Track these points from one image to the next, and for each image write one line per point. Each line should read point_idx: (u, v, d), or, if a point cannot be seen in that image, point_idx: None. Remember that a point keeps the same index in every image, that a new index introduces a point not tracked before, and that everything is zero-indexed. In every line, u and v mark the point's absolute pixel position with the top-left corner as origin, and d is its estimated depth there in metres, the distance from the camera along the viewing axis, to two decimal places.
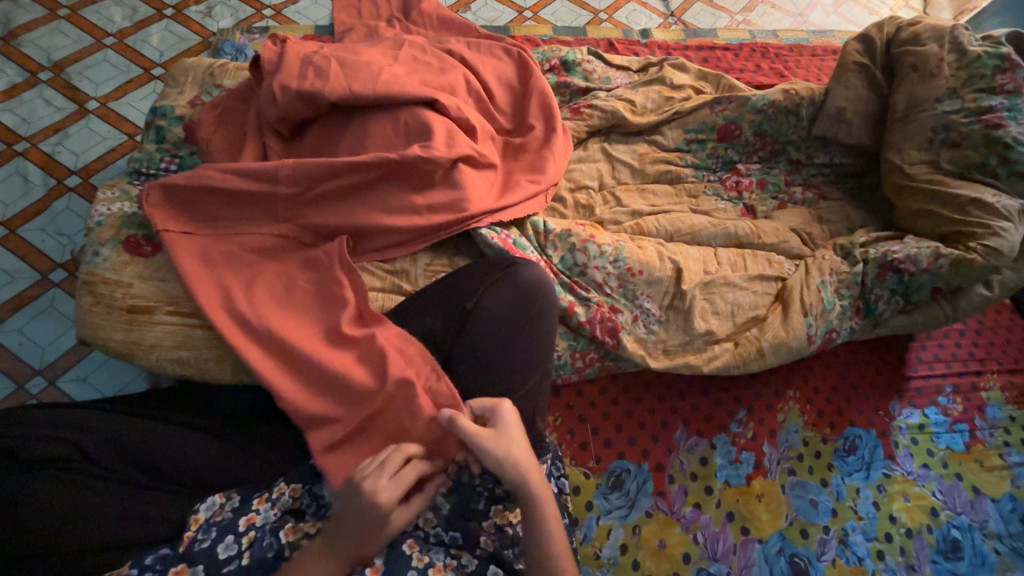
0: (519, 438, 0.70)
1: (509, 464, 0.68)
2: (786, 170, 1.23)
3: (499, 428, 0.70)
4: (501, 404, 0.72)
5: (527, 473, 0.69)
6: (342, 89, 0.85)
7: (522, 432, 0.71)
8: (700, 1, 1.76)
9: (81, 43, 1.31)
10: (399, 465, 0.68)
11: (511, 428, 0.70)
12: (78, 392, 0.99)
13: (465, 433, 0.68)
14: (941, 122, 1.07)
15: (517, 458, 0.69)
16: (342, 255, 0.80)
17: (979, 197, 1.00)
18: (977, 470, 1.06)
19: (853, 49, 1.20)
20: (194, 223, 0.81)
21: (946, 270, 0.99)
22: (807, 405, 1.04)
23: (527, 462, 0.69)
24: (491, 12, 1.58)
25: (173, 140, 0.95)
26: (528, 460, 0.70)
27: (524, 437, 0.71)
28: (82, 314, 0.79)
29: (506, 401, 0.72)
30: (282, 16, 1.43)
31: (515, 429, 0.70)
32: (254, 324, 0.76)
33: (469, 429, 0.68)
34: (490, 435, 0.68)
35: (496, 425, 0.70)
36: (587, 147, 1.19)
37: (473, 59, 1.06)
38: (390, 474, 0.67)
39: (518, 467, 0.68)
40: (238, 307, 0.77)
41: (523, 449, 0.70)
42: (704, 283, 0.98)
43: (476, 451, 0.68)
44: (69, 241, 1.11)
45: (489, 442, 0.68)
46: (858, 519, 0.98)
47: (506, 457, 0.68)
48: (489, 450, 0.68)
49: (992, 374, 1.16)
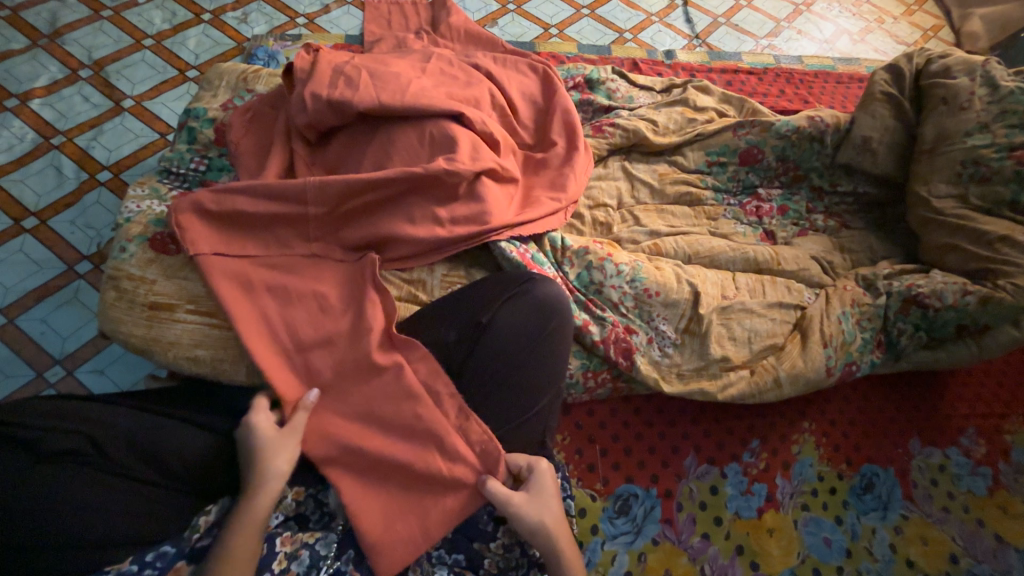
0: (552, 501, 0.69)
1: (542, 535, 0.67)
2: (808, 197, 1.22)
3: (532, 490, 0.69)
4: (536, 465, 0.72)
5: (561, 544, 0.68)
6: (371, 99, 0.86)
7: (557, 495, 0.71)
8: (726, 25, 1.77)
9: (122, 43, 1.35)
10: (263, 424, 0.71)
11: (545, 493, 0.69)
12: (94, 383, 1.00)
13: (499, 495, 0.68)
14: (971, 156, 1.06)
15: (551, 525, 0.68)
16: (371, 270, 0.82)
17: (1009, 234, 0.98)
18: (1002, 517, 1.02)
19: (880, 78, 1.19)
20: (228, 239, 0.82)
21: (974, 308, 0.96)
22: (823, 438, 1.02)
23: (559, 530, 0.68)
24: (518, 28, 1.60)
25: (204, 142, 0.97)
26: (560, 525, 0.69)
27: (558, 502, 0.70)
28: (105, 308, 0.80)
29: (541, 461, 0.72)
30: (315, 25, 1.47)
31: (549, 493, 0.70)
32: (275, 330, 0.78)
33: (504, 494, 0.68)
34: (526, 499, 0.68)
35: (528, 488, 0.70)
36: (607, 164, 1.19)
37: (499, 74, 1.07)
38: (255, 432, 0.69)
39: (550, 534, 0.67)
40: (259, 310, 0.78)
41: (556, 515, 0.69)
42: (721, 308, 0.97)
43: (509, 516, 0.67)
44: (97, 235, 1.13)
45: (522, 506, 0.68)
46: (873, 561, 0.94)
47: (541, 526, 0.67)
48: (521, 516, 0.67)
49: (1017, 417, 1.12)
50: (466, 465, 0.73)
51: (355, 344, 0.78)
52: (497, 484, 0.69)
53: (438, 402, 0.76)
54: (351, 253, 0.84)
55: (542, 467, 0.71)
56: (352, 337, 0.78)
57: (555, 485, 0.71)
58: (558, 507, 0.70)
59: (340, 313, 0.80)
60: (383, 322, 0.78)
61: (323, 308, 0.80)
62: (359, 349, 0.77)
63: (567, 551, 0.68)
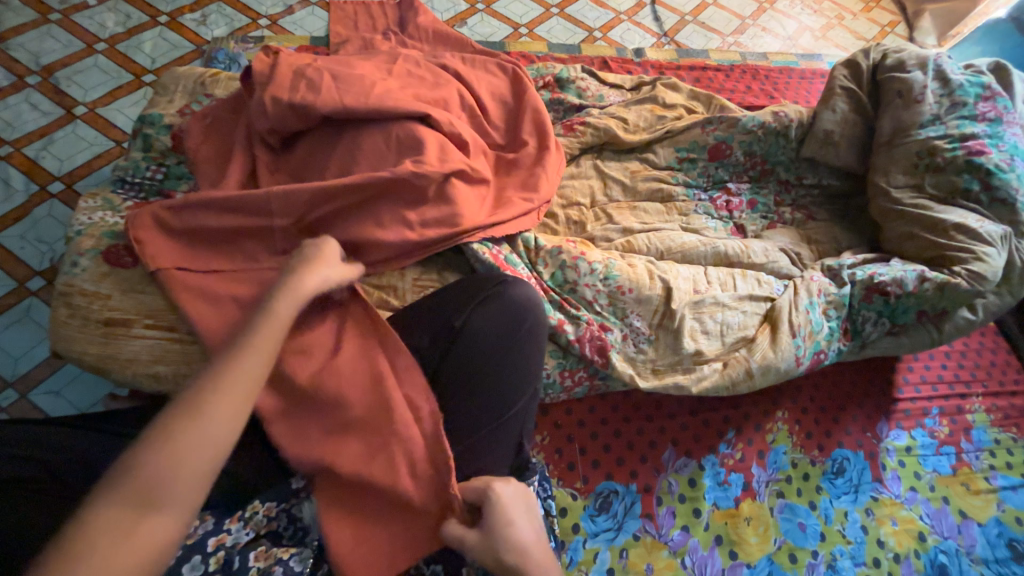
0: (511, 527, 0.67)
1: (502, 569, 0.65)
2: (775, 190, 1.25)
3: (485, 523, 0.67)
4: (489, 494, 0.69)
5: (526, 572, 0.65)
6: (335, 102, 0.84)
7: (515, 520, 0.67)
8: (693, 23, 1.79)
9: (72, 48, 1.30)
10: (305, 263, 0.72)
11: (497, 522, 0.66)
12: (51, 405, 0.96)
13: (459, 537, 0.67)
14: (926, 147, 1.09)
15: (512, 555, 0.65)
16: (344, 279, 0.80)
17: (962, 222, 1.02)
18: (964, 494, 1.06)
19: (840, 74, 1.23)
20: (190, 252, 0.79)
21: (932, 294, 1.00)
22: (795, 426, 1.04)
23: (521, 557, 0.65)
24: (487, 28, 1.60)
25: (160, 149, 0.93)
26: (526, 548, 0.66)
27: (514, 529, 0.67)
28: (57, 326, 0.76)
29: (489, 491, 0.69)
30: (278, 26, 1.43)
31: (505, 521, 0.67)
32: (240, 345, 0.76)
33: (458, 535, 0.67)
34: (478, 536, 0.66)
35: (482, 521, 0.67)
36: (579, 163, 1.19)
37: (467, 74, 1.06)
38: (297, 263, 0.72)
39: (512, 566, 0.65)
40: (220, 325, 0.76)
41: (515, 544, 0.66)
42: (694, 302, 0.97)
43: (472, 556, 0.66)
44: (49, 249, 1.08)
45: (480, 545, 0.66)
46: (846, 543, 0.97)
47: (499, 561, 0.65)
48: (481, 555, 0.65)
49: (977, 397, 1.17)
50: (441, 471, 0.72)
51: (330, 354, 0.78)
52: (455, 528, 0.68)
53: (417, 417, 0.74)
54: None
55: (495, 494, 0.69)
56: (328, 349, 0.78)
57: (509, 512, 0.68)
58: (519, 532, 0.67)
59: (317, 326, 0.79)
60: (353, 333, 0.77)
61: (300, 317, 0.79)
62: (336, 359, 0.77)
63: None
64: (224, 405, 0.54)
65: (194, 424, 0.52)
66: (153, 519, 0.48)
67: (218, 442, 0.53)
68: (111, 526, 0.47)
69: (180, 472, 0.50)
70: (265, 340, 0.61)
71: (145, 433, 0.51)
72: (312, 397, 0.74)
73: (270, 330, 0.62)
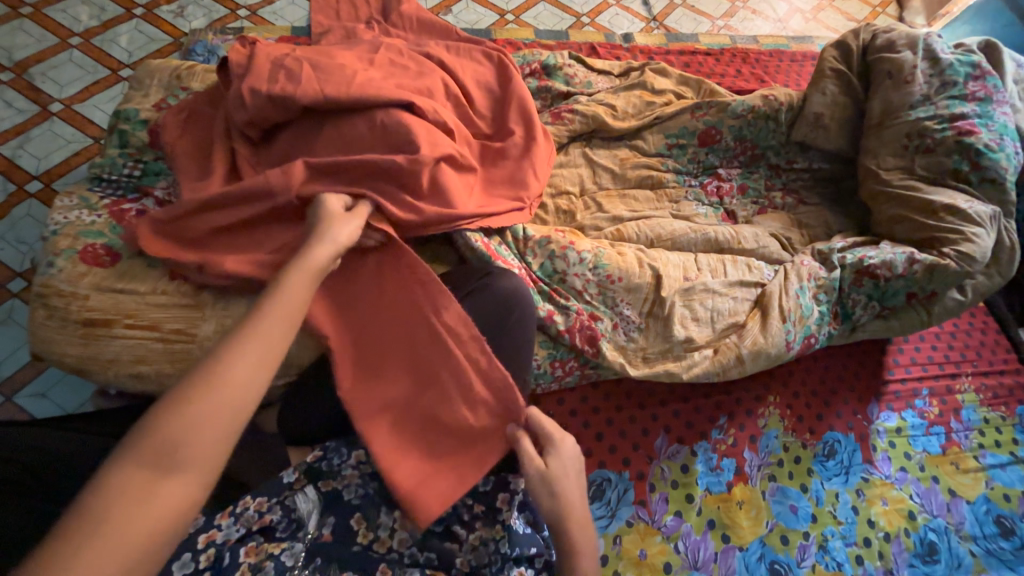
0: (568, 479, 0.68)
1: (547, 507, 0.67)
2: (766, 175, 1.24)
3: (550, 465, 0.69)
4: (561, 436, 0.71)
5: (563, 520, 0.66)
6: (315, 93, 0.82)
7: (574, 475, 0.69)
8: (682, 7, 1.77)
9: (45, 42, 1.26)
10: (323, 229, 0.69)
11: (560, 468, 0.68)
12: (36, 408, 0.94)
13: (523, 454, 0.70)
14: (916, 128, 1.09)
15: (564, 499, 0.67)
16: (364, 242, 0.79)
17: (951, 203, 1.02)
18: (953, 473, 1.07)
19: (830, 55, 1.21)
20: (181, 250, 0.79)
21: (921, 275, 1.00)
22: (786, 410, 1.05)
23: (564, 508, 0.67)
24: (473, 15, 1.57)
25: (137, 145, 0.91)
26: (570, 508, 0.67)
27: (571, 484, 0.69)
28: (36, 327, 0.75)
29: (563, 440, 0.70)
30: (258, 17, 1.40)
31: (564, 474, 0.68)
32: None
33: (527, 452, 0.70)
34: (539, 469, 0.68)
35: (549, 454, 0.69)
36: (568, 152, 1.18)
37: (451, 62, 1.04)
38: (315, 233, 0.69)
39: (561, 510, 0.67)
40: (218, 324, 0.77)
41: (568, 496, 0.67)
42: (684, 290, 0.97)
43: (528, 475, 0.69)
44: (29, 249, 1.06)
45: (540, 472, 0.68)
46: (837, 524, 0.98)
47: (548, 499, 0.67)
48: (540, 478, 0.68)
49: (967, 377, 1.18)
50: (434, 463, 0.73)
51: (365, 316, 0.79)
52: (525, 444, 0.70)
53: (446, 388, 0.75)
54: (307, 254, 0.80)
55: (566, 441, 0.71)
56: (363, 311, 0.79)
57: (570, 469, 0.69)
58: (570, 488, 0.68)
59: (350, 287, 0.80)
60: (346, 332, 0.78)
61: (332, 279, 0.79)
62: (368, 320, 0.79)
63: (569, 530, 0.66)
64: (238, 371, 0.51)
65: (213, 385, 0.50)
66: (169, 484, 0.46)
67: (232, 408, 0.50)
68: (125, 490, 0.45)
69: (200, 432, 0.48)
70: (281, 306, 0.58)
71: (160, 399, 0.49)
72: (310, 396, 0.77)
73: (287, 295, 0.59)
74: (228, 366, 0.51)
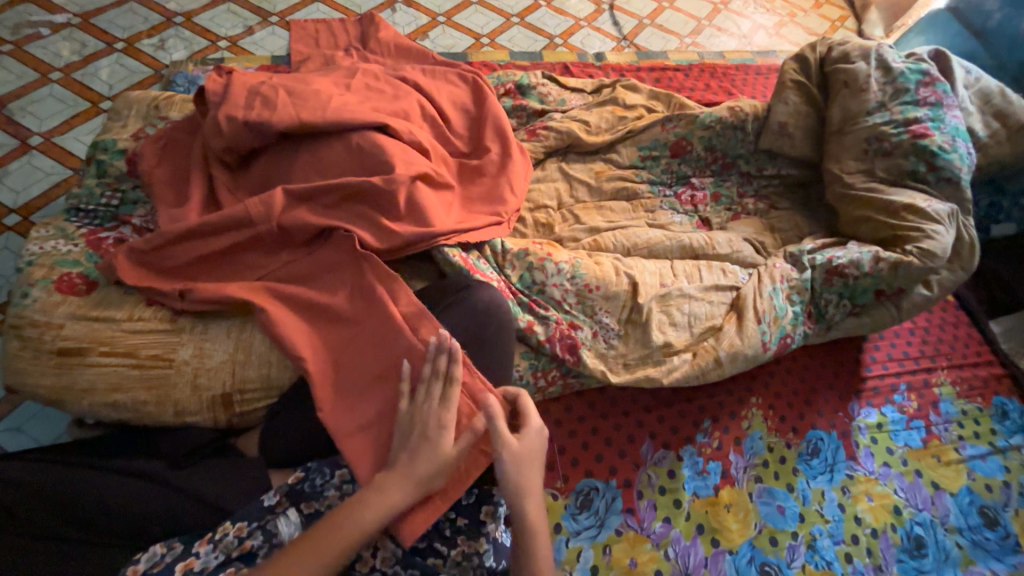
0: (533, 461, 0.74)
1: (513, 483, 0.71)
2: (738, 182, 1.28)
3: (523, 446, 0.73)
4: (533, 416, 0.75)
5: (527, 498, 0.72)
6: (290, 118, 0.85)
7: (538, 456, 0.74)
8: (651, 26, 1.84)
9: (26, 78, 1.28)
10: (446, 392, 0.74)
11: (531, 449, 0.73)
12: (10, 443, 0.93)
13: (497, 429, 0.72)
14: (874, 133, 1.14)
15: (528, 476, 0.72)
16: (446, 368, 0.75)
17: (912, 202, 1.07)
18: (935, 466, 1.08)
19: (790, 67, 1.27)
20: (163, 278, 0.80)
21: (888, 273, 1.03)
22: (769, 411, 1.06)
23: (529, 489, 0.72)
24: (449, 39, 1.62)
25: (115, 174, 0.92)
26: (532, 489, 0.72)
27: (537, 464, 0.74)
28: (9, 358, 0.75)
29: (536, 422, 0.74)
30: (238, 48, 1.43)
31: (534, 454, 0.73)
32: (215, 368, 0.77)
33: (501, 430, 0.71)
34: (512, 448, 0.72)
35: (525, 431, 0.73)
36: (545, 167, 1.21)
37: (426, 85, 1.07)
38: (441, 397, 0.73)
39: (526, 486, 0.72)
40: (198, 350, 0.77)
41: (532, 474, 0.73)
42: (661, 296, 0.99)
43: (500, 450, 0.71)
44: (6, 282, 1.06)
45: (512, 449, 0.72)
46: (824, 523, 0.98)
47: (516, 477, 0.71)
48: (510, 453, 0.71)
49: (943, 370, 1.21)
50: None
51: (346, 332, 0.80)
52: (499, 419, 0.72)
53: None
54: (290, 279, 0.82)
55: (536, 421, 0.75)
56: (343, 329, 0.80)
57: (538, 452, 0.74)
58: (535, 471, 0.73)
59: (326, 302, 0.80)
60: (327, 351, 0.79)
61: (306, 292, 0.80)
62: (348, 338, 0.79)
63: (530, 507, 0.72)
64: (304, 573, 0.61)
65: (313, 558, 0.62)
66: None
67: None
68: None
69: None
70: (366, 518, 0.65)
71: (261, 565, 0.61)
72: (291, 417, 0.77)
73: (395, 489, 0.68)
74: (295, 559, 0.61)
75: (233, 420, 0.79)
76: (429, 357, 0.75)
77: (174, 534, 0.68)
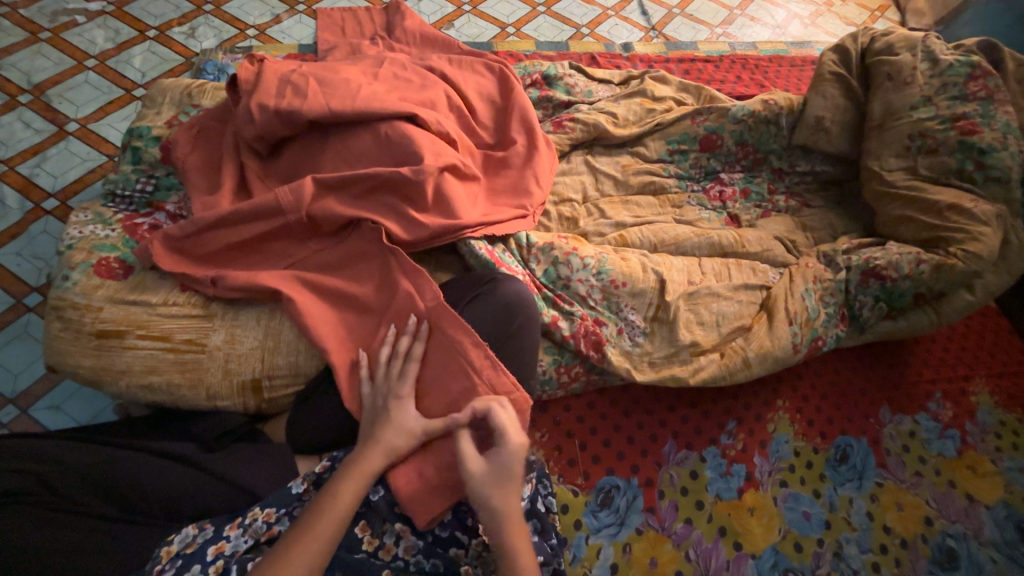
0: (509, 483, 0.69)
1: (486, 508, 0.68)
2: (769, 178, 1.24)
3: (493, 469, 0.69)
4: (507, 438, 0.69)
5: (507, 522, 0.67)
6: (321, 106, 0.84)
7: (515, 479, 0.69)
8: (681, 15, 1.79)
9: (62, 65, 1.31)
10: (401, 366, 0.75)
11: (503, 474, 0.69)
12: (51, 420, 0.96)
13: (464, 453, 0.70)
14: (917, 129, 1.09)
15: (502, 501, 0.68)
16: (408, 348, 0.76)
17: (957, 202, 1.02)
18: (970, 477, 1.04)
19: (829, 59, 1.22)
20: (195, 265, 0.81)
21: (929, 276, 0.99)
22: (797, 415, 1.04)
23: (508, 516, 0.68)
24: (474, 28, 1.60)
25: (149, 161, 0.94)
26: (510, 512, 0.68)
27: (514, 490, 0.69)
28: (52, 339, 0.77)
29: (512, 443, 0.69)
30: (266, 36, 1.44)
31: (509, 479, 0.69)
32: (246, 354, 0.78)
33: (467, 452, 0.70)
34: (481, 472, 0.69)
35: (497, 455, 0.69)
36: (570, 160, 1.19)
37: (453, 75, 1.06)
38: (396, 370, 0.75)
39: (504, 512, 0.68)
40: (232, 336, 0.79)
41: (513, 498, 0.69)
42: (688, 294, 0.97)
43: (466, 477, 0.69)
44: (46, 265, 1.09)
45: (480, 474, 0.69)
46: (851, 530, 0.96)
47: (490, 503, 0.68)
48: (478, 480, 0.68)
49: (981, 378, 1.16)
50: (441, 472, 0.73)
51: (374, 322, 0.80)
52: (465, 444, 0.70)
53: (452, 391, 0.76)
54: (322, 268, 0.82)
55: (510, 440, 0.69)
56: (372, 319, 0.80)
57: (515, 475, 0.69)
58: (509, 499, 0.68)
59: (356, 291, 0.80)
60: (358, 341, 0.79)
61: (334, 281, 0.81)
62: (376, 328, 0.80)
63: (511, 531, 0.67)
64: (311, 554, 0.62)
65: (309, 539, 0.63)
66: None
67: None
68: None
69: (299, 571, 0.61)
70: (349, 489, 0.67)
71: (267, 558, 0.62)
72: (321, 405, 0.79)
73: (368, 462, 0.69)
74: (290, 542, 0.63)
75: (262, 406, 0.80)
76: (388, 341, 0.77)
77: (205, 516, 0.70)
